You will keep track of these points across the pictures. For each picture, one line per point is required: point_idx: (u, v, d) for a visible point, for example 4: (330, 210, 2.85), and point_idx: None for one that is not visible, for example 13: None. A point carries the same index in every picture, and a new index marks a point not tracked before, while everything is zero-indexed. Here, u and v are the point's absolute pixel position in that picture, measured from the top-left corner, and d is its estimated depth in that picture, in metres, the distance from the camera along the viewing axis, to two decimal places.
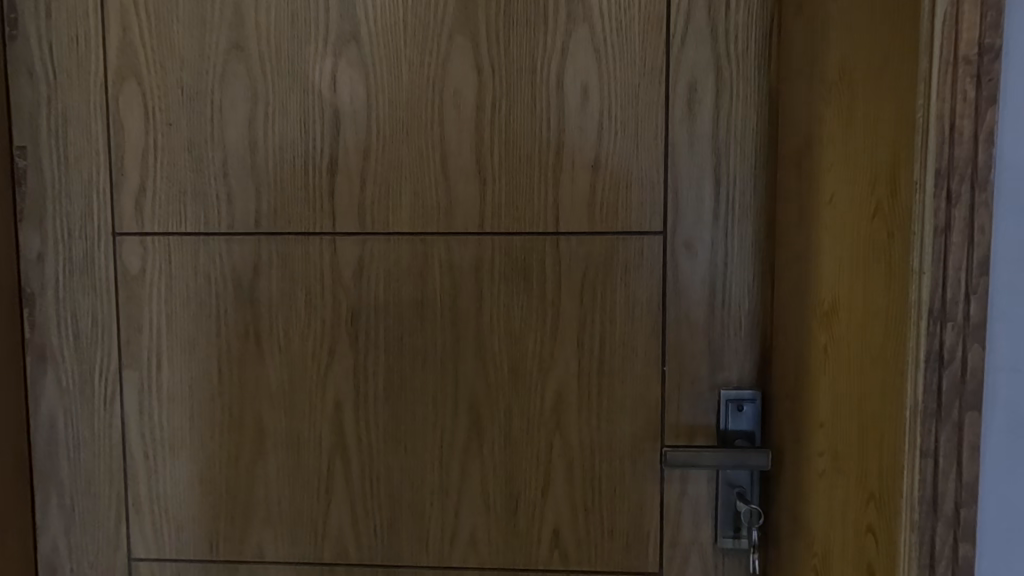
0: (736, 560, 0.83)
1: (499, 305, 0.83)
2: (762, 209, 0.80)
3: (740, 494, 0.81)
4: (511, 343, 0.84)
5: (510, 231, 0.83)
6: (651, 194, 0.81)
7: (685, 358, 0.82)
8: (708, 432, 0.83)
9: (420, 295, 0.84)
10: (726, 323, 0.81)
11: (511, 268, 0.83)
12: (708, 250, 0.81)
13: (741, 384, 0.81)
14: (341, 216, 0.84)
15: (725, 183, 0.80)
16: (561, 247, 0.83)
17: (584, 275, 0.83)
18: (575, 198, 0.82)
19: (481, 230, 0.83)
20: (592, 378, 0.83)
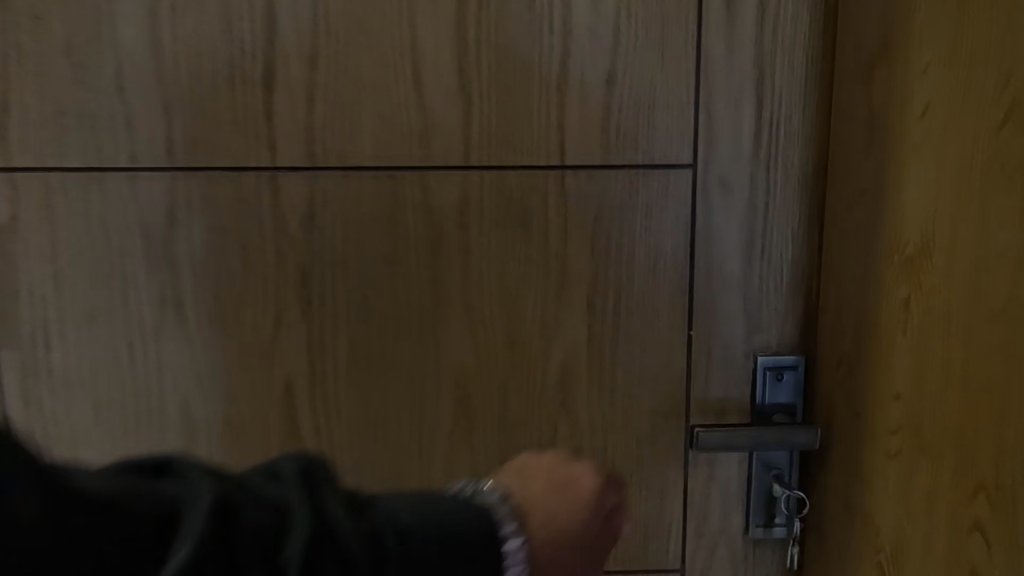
0: (770, 551, 0.72)
1: (490, 258, 0.67)
2: (813, 135, 0.65)
3: (777, 478, 0.69)
4: (505, 305, 0.68)
5: (504, 163, 0.65)
6: (678, 118, 0.65)
7: (715, 318, 0.68)
8: (741, 406, 0.70)
9: (391, 246, 0.66)
10: (765, 276, 0.67)
11: (504, 212, 0.66)
12: (745, 187, 0.66)
13: (781, 349, 0.68)
14: (284, 145, 0.64)
15: (768, 103, 0.65)
16: (567, 184, 0.66)
17: (596, 220, 0.67)
18: (584, 122, 0.65)
19: (466, 163, 0.65)
20: (606, 346, 0.69)
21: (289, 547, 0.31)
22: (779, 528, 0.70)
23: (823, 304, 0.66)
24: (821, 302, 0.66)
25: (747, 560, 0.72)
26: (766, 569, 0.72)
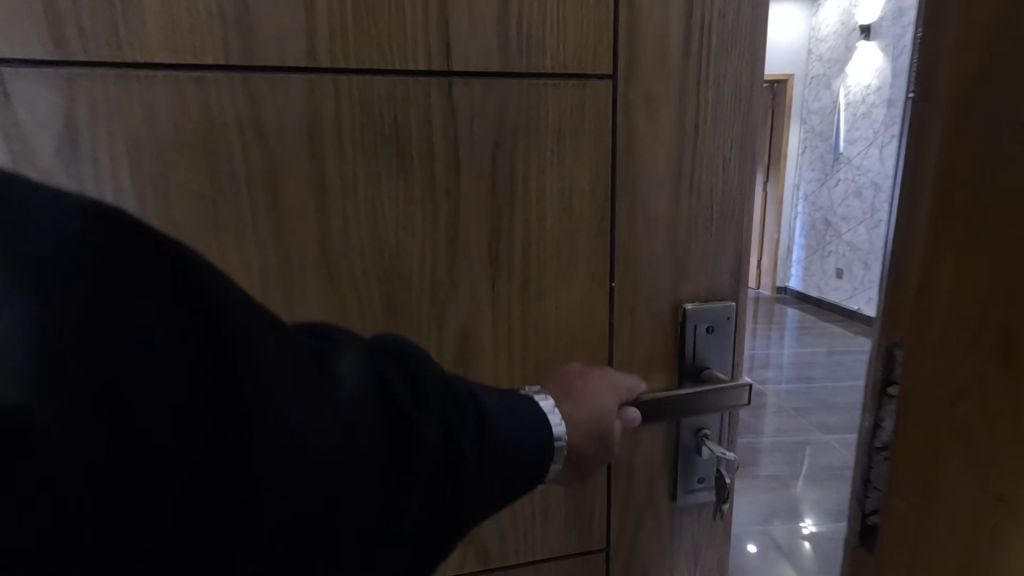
0: (696, 515, 0.67)
1: (360, 200, 0.50)
2: (745, 41, 0.55)
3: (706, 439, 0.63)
4: (383, 261, 0.52)
5: (368, 66, 0.47)
6: (594, 14, 0.51)
7: (640, 267, 0.58)
8: (667, 365, 0.61)
9: (206, 185, 0.47)
10: (694, 215, 0.58)
11: (372, 133, 0.49)
12: (675, 106, 0.55)
13: (709, 298, 0.60)
14: (7, 25, 0.41)
15: (700, 0, 0.53)
16: (457, 97, 0.50)
17: (497, 147, 0.52)
18: (474, 12, 0.49)
19: (312, 64, 0.46)
20: (514, 306, 0.56)
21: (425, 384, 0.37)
22: (709, 493, 0.65)
23: (912, 281, 0.28)
24: (905, 277, 0.28)
25: (670, 524, 0.66)
26: (688, 535, 0.67)
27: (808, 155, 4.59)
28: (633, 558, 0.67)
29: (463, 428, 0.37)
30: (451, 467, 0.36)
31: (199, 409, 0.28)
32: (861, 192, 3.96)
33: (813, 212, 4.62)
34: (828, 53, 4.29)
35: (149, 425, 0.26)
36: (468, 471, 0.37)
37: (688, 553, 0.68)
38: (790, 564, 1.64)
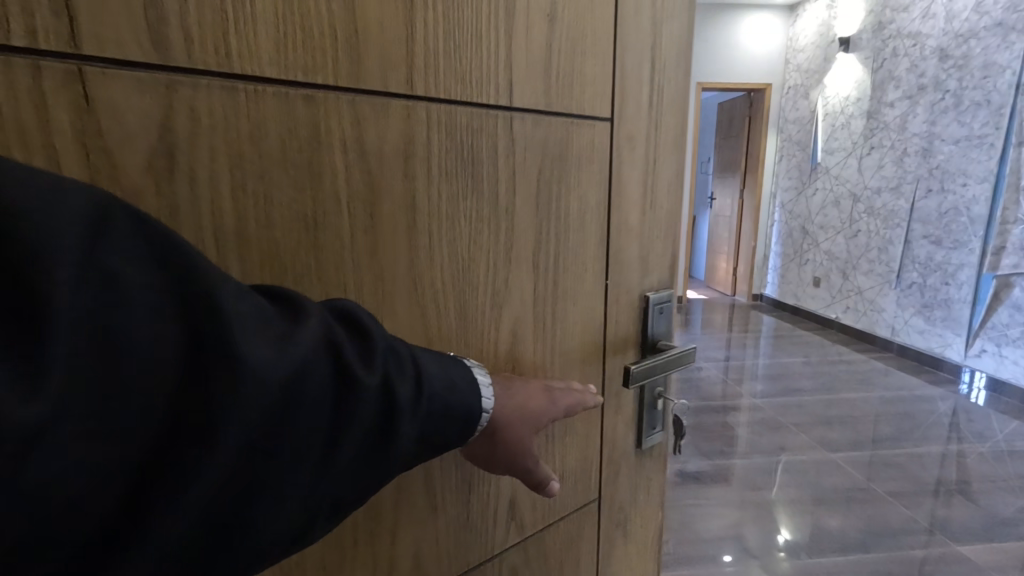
0: (652, 457, 0.88)
1: (443, 214, 0.57)
2: (682, 100, 0.78)
3: (659, 394, 0.85)
4: (457, 275, 0.59)
5: (454, 97, 0.55)
6: (598, 66, 0.67)
7: (623, 267, 0.76)
8: (638, 341, 0.80)
9: (308, 207, 0.49)
10: (651, 225, 0.79)
11: (453, 157, 0.56)
12: (643, 141, 0.74)
13: (661, 288, 0.82)
14: (92, 18, 0.38)
15: (657, 68, 0.74)
16: (515, 128, 0.60)
17: (539, 170, 0.63)
18: (529, 56, 0.60)
19: (411, 95, 0.53)
20: (547, 305, 0.68)
21: (370, 345, 0.47)
22: (664, 436, 0.87)
23: None
24: None
25: (639, 467, 0.86)
26: (652, 472, 0.88)
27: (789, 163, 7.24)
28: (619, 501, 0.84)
29: (396, 372, 0.47)
30: (386, 403, 0.45)
31: (158, 335, 0.36)
32: (840, 199, 6.31)
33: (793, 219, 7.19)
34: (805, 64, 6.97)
35: (128, 339, 0.35)
36: (403, 408, 0.46)
37: (648, 485, 0.89)
38: (761, 566, 2.35)
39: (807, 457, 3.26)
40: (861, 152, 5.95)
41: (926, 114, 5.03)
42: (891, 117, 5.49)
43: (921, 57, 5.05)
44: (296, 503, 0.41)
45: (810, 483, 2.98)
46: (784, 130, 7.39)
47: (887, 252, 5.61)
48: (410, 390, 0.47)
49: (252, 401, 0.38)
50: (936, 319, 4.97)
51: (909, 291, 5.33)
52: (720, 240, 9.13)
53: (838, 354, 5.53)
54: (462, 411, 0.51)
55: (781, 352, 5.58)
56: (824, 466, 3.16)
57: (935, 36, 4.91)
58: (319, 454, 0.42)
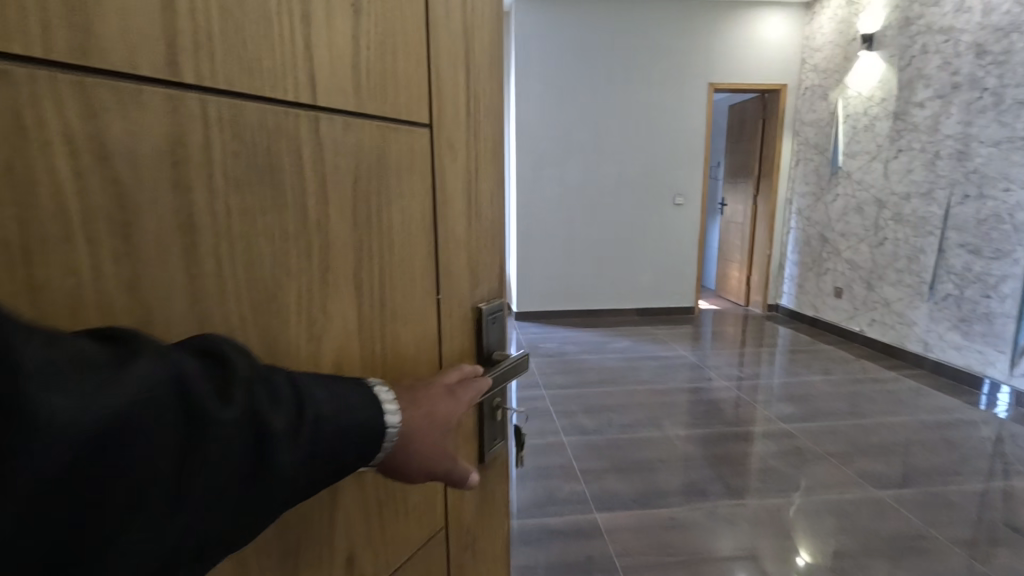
0: (492, 460, 1.09)
1: (249, 228, 0.57)
2: (493, 118, 0.95)
3: (496, 404, 1.07)
4: (265, 297, 0.60)
5: (260, 93, 0.57)
6: (410, 67, 0.75)
7: (451, 275, 0.88)
8: (471, 358, 0.96)
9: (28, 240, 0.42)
10: (476, 229, 0.93)
11: (250, 168, 0.56)
12: (463, 155, 0.88)
13: (491, 300, 0.99)
14: None
15: (472, 86, 0.88)
16: (322, 128, 0.63)
17: (354, 181, 0.68)
18: (331, 55, 0.63)
19: (201, 96, 0.51)
20: (375, 322, 0.75)
21: (235, 377, 0.49)
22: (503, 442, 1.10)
23: None
24: None
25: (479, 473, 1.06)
26: (488, 478, 1.09)
27: (807, 167, 7.09)
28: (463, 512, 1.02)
29: (263, 403, 0.49)
30: (258, 431, 0.48)
31: None
32: (864, 208, 5.96)
33: (811, 228, 7.00)
34: (821, 63, 6.77)
35: None
36: (276, 435, 0.49)
37: (488, 489, 1.10)
38: None
39: (831, 496, 3.25)
40: (889, 156, 5.56)
41: (961, 114, 4.71)
42: (924, 117, 5.12)
43: (955, 55, 4.76)
44: (155, 540, 0.42)
45: (844, 527, 2.97)
46: (799, 133, 7.24)
47: (918, 261, 5.26)
48: (286, 419, 0.50)
49: (85, 450, 0.38)
50: (974, 334, 4.72)
51: (944, 305, 5.02)
52: (733, 247, 8.94)
53: (862, 372, 5.28)
54: (353, 429, 0.55)
55: (800, 369, 5.42)
56: (869, 509, 3.12)
57: (970, 31, 4.62)
58: (182, 487, 0.44)
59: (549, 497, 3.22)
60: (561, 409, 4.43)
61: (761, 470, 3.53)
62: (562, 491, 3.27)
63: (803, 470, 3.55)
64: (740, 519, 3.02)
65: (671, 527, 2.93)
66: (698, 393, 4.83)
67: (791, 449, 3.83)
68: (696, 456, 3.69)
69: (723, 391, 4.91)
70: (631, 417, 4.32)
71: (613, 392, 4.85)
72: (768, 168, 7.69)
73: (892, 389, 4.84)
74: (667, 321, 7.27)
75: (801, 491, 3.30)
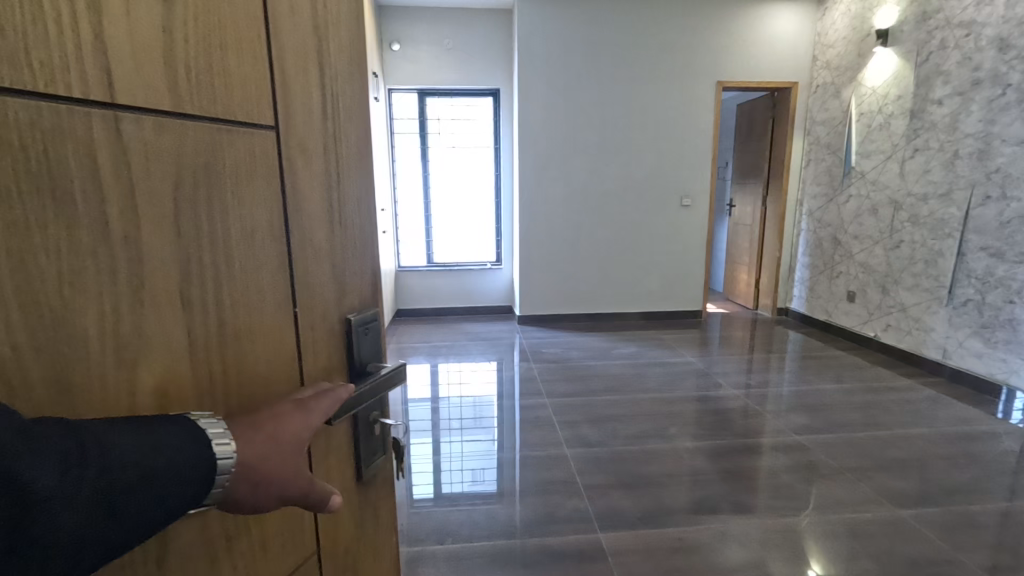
0: (373, 472, 1.07)
1: (23, 246, 0.51)
2: (355, 120, 0.93)
3: (377, 418, 1.07)
4: (54, 325, 0.53)
5: (29, 88, 0.50)
6: (245, 66, 0.71)
7: (312, 285, 0.85)
8: (344, 369, 0.93)
9: None
10: (342, 236, 0.90)
11: (18, 177, 0.50)
12: (321, 160, 0.84)
13: (363, 311, 0.97)
14: None
15: (328, 85, 0.85)
16: (123, 128, 0.57)
17: (177, 189, 0.63)
18: (134, 45, 0.58)
19: None
20: (212, 344, 0.69)
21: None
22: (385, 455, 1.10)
23: None
24: None
25: (363, 493, 1.04)
26: (370, 493, 1.06)
27: (817, 167, 6.90)
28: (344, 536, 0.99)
29: (38, 469, 0.45)
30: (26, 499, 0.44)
31: None
32: (879, 209, 5.78)
33: (822, 230, 6.82)
34: (834, 60, 6.59)
35: None
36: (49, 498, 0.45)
37: (369, 505, 1.07)
38: None
39: (846, 516, 3.07)
40: (905, 155, 5.42)
41: (982, 112, 4.51)
42: (942, 115, 4.93)
43: (975, 50, 4.55)
44: None
45: (861, 549, 2.79)
46: (810, 131, 7.09)
47: (936, 264, 5.06)
48: (67, 479, 0.46)
49: None
50: (997, 341, 4.51)
51: (964, 310, 4.81)
52: (742, 250, 8.75)
53: (877, 380, 5.08)
54: (166, 480, 0.53)
55: (811, 377, 5.23)
56: (889, 530, 2.94)
57: (992, 25, 4.41)
58: None
59: (551, 515, 3.07)
60: (563, 419, 4.28)
61: (774, 487, 3.37)
62: (564, 508, 3.12)
63: (817, 486, 3.38)
64: (752, 541, 2.84)
65: (677, 551, 2.75)
66: (704, 402, 4.67)
67: (804, 463, 3.66)
68: (706, 471, 3.53)
69: (729, 399, 4.76)
70: (637, 427, 4.16)
71: (619, 401, 4.69)
72: (778, 169, 7.49)
73: (909, 399, 4.65)
74: (674, 325, 7.09)
75: (810, 509, 3.12)
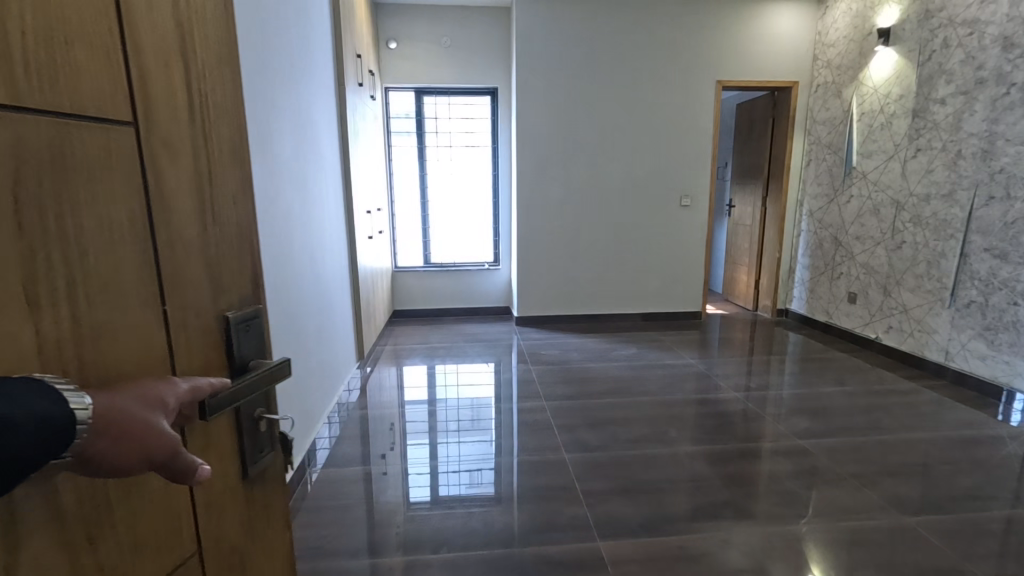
0: (262, 470, 1.10)
1: None
2: (228, 120, 0.96)
3: (264, 414, 1.10)
4: None
5: None
6: (96, 63, 0.72)
7: (182, 284, 0.87)
8: (222, 364, 0.97)
9: None
10: (214, 233, 0.93)
11: None
12: (188, 159, 0.86)
13: (239, 310, 1.01)
14: None
15: (194, 84, 0.87)
16: None
17: (18, 185, 0.64)
18: None
19: None
20: (65, 342, 0.69)
21: None
22: (273, 451, 1.14)
23: None
24: None
25: (250, 491, 1.07)
26: (258, 490, 1.09)
27: (818, 167, 6.85)
28: (229, 536, 1.01)
29: None
30: None
31: None
32: (881, 209, 5.72)
33: (823, 230, 6.77)
34: (835, 59, 6.54)
35: None
36: None
37: (258, 503, 1.09)
38: None
39: (849, 523, 3.00)
40: (908, 155, 5.36)
41: (985, 111, 4.45)
42: (945, 115, 4.86)
43: (979, 48, 4.48)
44: None
45: (868, 558, 2.71)
46: (811, 131, 7.04)
47: (939, 266, 4.99)
48: None
49: None
50: (1001, 344, 4.45)
51: (969, 312, 4.75)
52: (742, 250, 8.68)
53: (880, 382, 5.03)
54: (43, 428, 0.58)
55: (812, 379, 5.18)
56: (899, 539, 2.86)
57: (997, 24, 4.34)
58: None
59: (550, 522, 3.00)
60: (563, 423, 4.22)
61: (776, 492, 3.30)
62: (563, 515, 3.05)
63: (820, 492, 3.31)
64: (754, 549, 2.78)
65: (679, 561, 2.67)
66: (705, 404, 4.61)
67: (807, 468, 3.60)
68: (708, 477, 3.46)
69: (730, 401, 4.70)
70: (637, 431, 4.09)
71: (619, 403, 4.62)
72: (777, 169, 7.44)
73: (911, 402, 4.59)
74: (674, 327, 7.03)
75: (809, 516, 3.07)
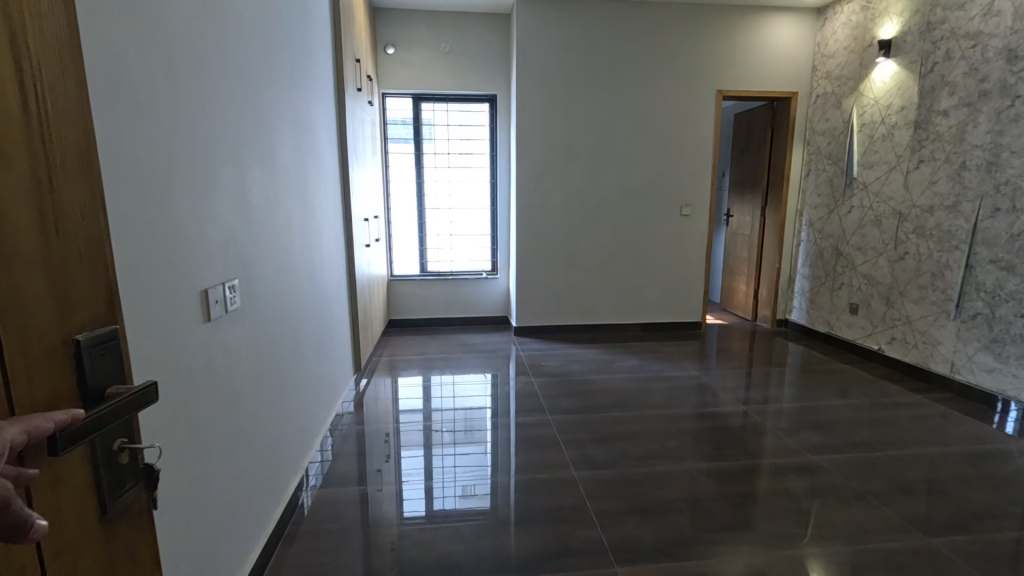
0: (123, 506, 1.04)
1: None
2: (73, 126, 0.92)
3: (124, 444, 1.05)
4: None
5: None
6: None
7: (18, 303, 0.82)
8: (73, 393, 0.92)
9: None
10: (59, 245, 0.89)
11: None
12: (21, 167, 0.82)
13: (91, 330, 0.96)
14: None
15: (28, 88, 0.83)
16: None
17: None
18: None
19: None
20: None
21: None
22: (137, 484, 1.08)
23: None
24: None
25: (109, 529, 1.01)
26: (119, 527, 1.03)
27: (817, 178, 6.89)
28: None
29: None
30: None
31: None
32: (885, 219, 5.70)
33: (822, 240, 6.80)
34: (835, 71, 6.56)
35: None
36: None
37: (118, 543, 1.03)
38: None
39: (865, 544, 2.90)
40: (911, 165, 5.31)
41: (991, 123, 4.42)
42: (952, 125, 4.81)
43: (982, 60, 4.47)
44: None
45: None
46: (811, 142, 7.06)
47: (944, 277, 4.95)
48: None
49: None
50: (1009, 356, 4.39)
51: (974, 324, 4.70)
52: (741, 260, 8.66)
53: (883, 395, 4.98)
54: None
55: (814, 391, 5.12)
56: (920, 561, 2.76)
57: (1000, 36, 4.31)
58: None
59: (563, 546, 2.85)
60: (567, 439, 4.09)
61: (791, 512, 3.19)
62: (576, 538, 2.91)
63: (836, 512, 3.21)
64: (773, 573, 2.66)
65: None
66: (708, 417, 4.52)
67: (820, 485, 3.50)
68: (718, 496, 3.34)
69: (731, 414, 4.61)
70: (644, 447, 3.97)
71: (621, 417, 4.50)
72: (777, 179, 7.45)
73: (918, 415, 4.53)
74: (673, 337, 6.93)
75: (822, 536, 2.97)
